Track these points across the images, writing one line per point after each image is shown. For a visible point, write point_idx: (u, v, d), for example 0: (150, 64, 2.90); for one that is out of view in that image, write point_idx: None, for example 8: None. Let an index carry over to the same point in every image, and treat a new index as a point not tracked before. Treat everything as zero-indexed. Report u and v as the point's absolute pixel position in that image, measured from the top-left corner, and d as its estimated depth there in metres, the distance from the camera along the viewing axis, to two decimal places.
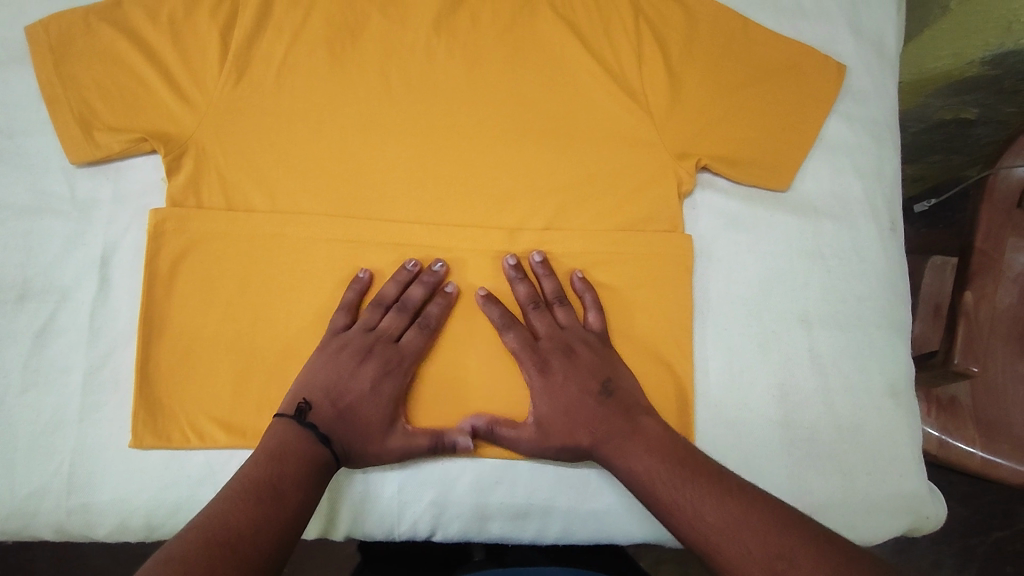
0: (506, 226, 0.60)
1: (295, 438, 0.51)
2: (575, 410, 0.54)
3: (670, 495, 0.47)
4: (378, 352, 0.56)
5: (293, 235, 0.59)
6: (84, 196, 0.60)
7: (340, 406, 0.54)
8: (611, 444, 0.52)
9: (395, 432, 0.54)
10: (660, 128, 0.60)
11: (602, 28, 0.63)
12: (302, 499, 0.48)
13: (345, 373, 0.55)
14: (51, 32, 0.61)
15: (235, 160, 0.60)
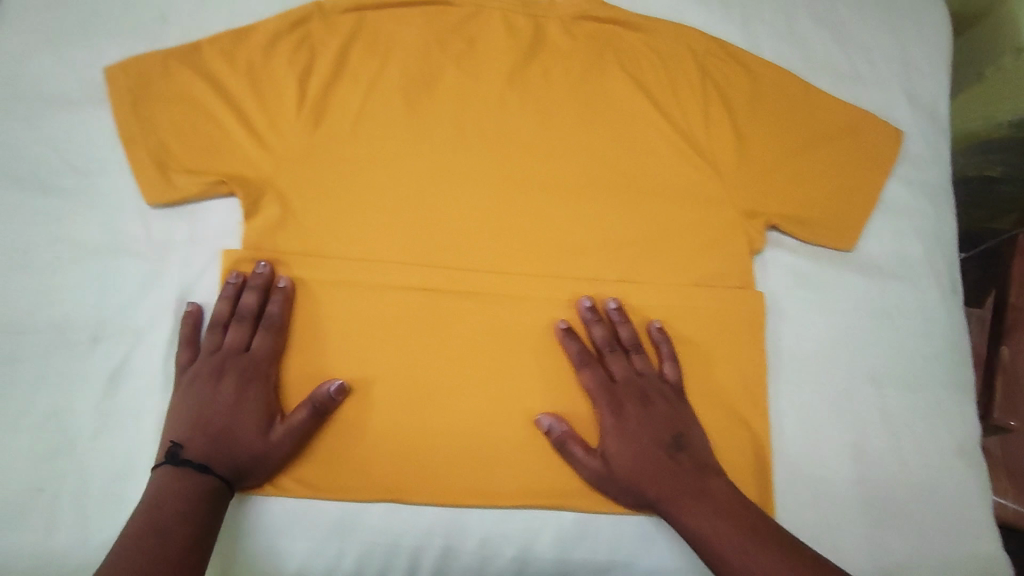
0: (581, 278, 0.61)
1: (168, 487, 0.50)
2: (643, 457, 0.54)
3: (738, 560, 0.48)
4: (231, 367, 0.56)
5: (370, 282, 0.59)
6: (159, 237, 0.60)
7: (209, 434, 0.53)
8: (677, 498, 0.52)
9: (265, 434, 0.54)
10: (729, 186, 0.62)
11: (669, 87, 0.65)
12: (189, 533, 0.48)
13: (201, 402, 0.54)
14: (132, 74, 0.62)
15: (311, 206, 0.60)
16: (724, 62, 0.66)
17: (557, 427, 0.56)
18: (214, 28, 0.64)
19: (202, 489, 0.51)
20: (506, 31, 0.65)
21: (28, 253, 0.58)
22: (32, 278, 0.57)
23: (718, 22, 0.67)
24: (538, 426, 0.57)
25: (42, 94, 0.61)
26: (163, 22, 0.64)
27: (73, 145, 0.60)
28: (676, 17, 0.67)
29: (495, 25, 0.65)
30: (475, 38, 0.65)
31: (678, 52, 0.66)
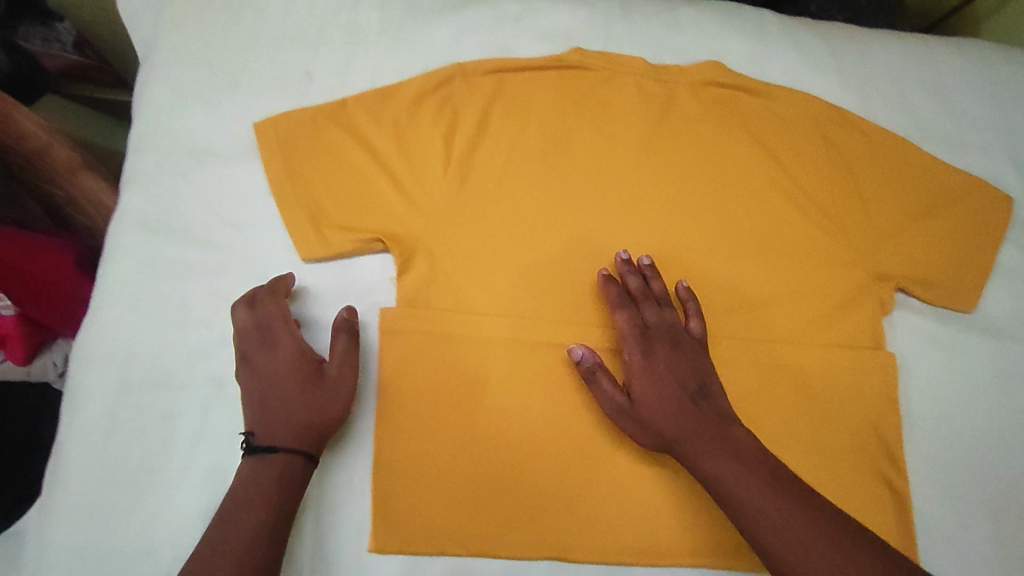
0: (723, 334, 0.63)
1: (246, 477, 0.52)
2: (671, 405, 0.56)
3: (754, 506, 0.50)
4: (255, 346, 0.57)
5: (520, 338, 0.61)
6: (313, 292, 0.62)
7: (268, 413, 0.54)
8: (699, 446, 0.54)
9: (313, 385, 0.55)
10: (857, 249, 0.65)
11: (795, 151, 0.68)
12: (260, 528, 0.49)
13: (256, 381, 0.55)
14: (282, 131, 0.63)
15: (459, 263, 0.62)
16: (846, 128, 0.68)
17: (591, 362, 0.58)
18: (358, 85, 0.66)
19: (273, 479, 0.51)
20: (639, 95, 0.67)
21: (189, 306, 0.61)
22: (193, 332, 0.60)
23: (836, 91, 0.70)
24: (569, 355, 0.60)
25: (198, 150, 0.64)
26: (309, 78, 0.65)
27: (229, 202, 0.63)
28: (797, 85, 0.69)
29: (629, 88, 0.67)
30: (609, 101, 0.67)
31: (802, 118, 0.68)
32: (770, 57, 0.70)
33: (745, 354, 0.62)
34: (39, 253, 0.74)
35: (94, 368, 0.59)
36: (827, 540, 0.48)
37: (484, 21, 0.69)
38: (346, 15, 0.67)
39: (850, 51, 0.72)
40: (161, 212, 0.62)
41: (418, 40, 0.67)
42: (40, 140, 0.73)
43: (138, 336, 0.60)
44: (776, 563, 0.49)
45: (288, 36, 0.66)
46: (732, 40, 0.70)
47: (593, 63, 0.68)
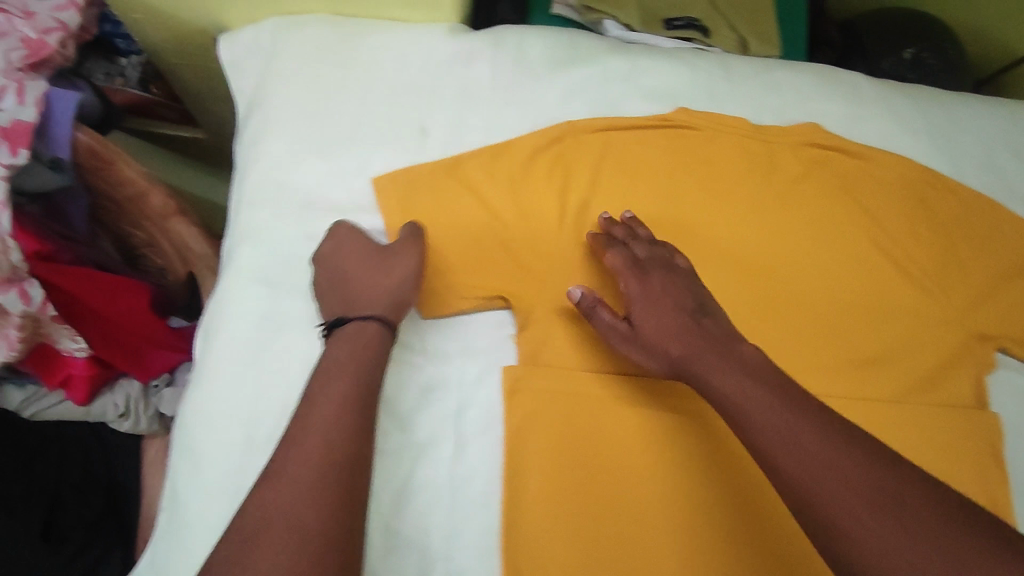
0: (839, 393, 0.64)
1: (333, 350, 0.55)
2: (670, 324, 0.57)
3: (761, 414, 0.49)
4: (335, 253, 0.60)
5: (643, 396, 0.61)
6: (435, 349, 0.62)
7: (341, 300, 0.58)
8: (696, 360, 0.54)
9: (378, 258, 0.59)
10: (954, 309, 0.68)
11: (892, 211, 0.70)
12: (332, 414, 0.50)
13: (330, 268, 0.60)
14: (400, 186, 0.64)
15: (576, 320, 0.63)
16: (938, 189, 0.71)
17: (586, 296, 0.60)
18: (473, 142, 0.67)
19: (352, 357, 0.54)
20: (742, 155, 0.70)
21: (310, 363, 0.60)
22: None
23: (926, 153, 0.73)
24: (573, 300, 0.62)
25: (316, 203, 0.64)
26: (424, 134, 0.66)
27: None
28: (893, 147, 0.72)
29: (733, 149, 0.70)
30: (715, 160, 0.69)
31: (897, 180, 0.71)
32: (864, 118, 0.73)
33: (863, 413, 0.63)
34: (120, 295, 0.80)
35: (214, 427, 0.58)
36: (842, 450, 0.46)
37: (592, 78, 0.70)
38: (459, 71, 0.68)
39: (937, 113, 0.75)
40: (279, 266, 0.62)
41: (530, 96, 0.68)
42: (139, 188, 0.70)
43: (258, 394, 0.58)
44: (786, 483, 0.46)
45: (403, 91, 0.67)
46: (827, 102, 0.73)
47: (699, 123, 0.69)
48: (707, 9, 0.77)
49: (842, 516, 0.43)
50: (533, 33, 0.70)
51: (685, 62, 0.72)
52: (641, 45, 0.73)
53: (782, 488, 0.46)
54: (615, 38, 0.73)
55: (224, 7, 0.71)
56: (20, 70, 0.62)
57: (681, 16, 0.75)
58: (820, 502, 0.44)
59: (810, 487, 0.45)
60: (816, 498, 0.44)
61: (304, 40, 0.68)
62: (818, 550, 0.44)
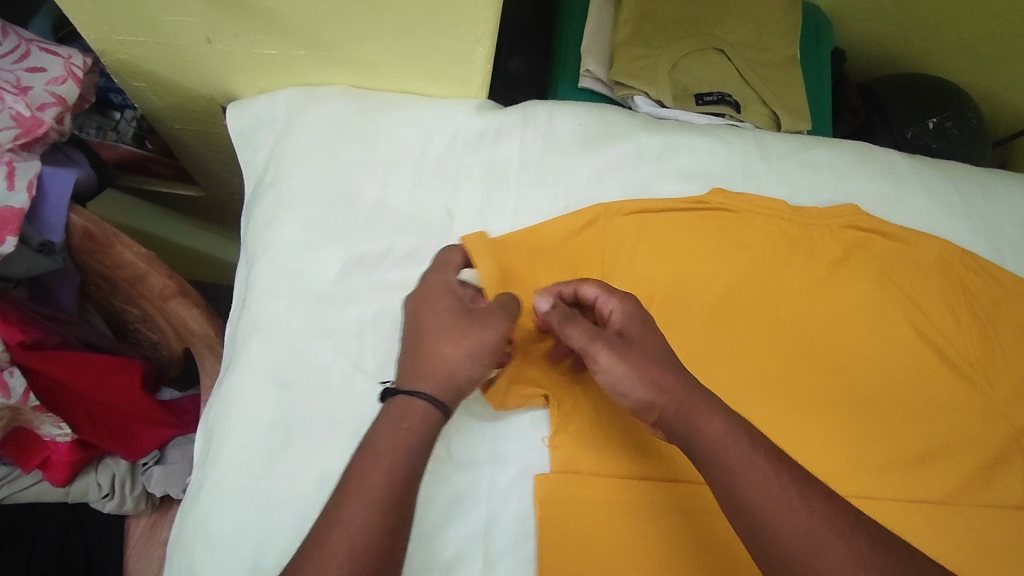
0: (890, 496, 0.60)
1: (382, 422, 0.46)
2: (656, 349, 0.52)
3: (743, 465, 0.45)
4: (421, 305, 0.53)
5: (688, 509, 0.56)
6: (462, 456, 0.56)
7: (405, 361, 0.50)
8: (683, 408, 0.48)
9: (460, 322, 0.51)
10: (1001, 401, 0.65)
11: (932, 296, 0.67)
12: (370, 515, 0.42)
13: (409, 325, 0.52)
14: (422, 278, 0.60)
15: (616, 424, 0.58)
16: (977, 273, 0.69)
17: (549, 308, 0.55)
18: (502, 225, 0.63)
19: (402, 444, 0.45)
20: (779, 237, 0.67)
21: (325, 475, 0.54)
22: None
23: (966, 235, 0.70)
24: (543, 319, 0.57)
25: (334, 293, 0.59)
26: (450, 217, 0.62)
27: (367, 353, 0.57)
28: (932, 228, 0.70)
29: (771, 232, 0.67)
30: (752, 243, 0.66)
31: (936, 264, 0.68)
32: (902, 197, 0.71)
33: (910, 521, 0.59)
34: (110, 378, 0.72)
35: (218, 551, 0.51)
36: (835, 536, 0.43)
37: (625, 156, 0.67)
38: (485, 150, 0.64)
39: (975, 192, 0.73)
40: (292, 364, 0.56)
41: (561, 176, 0.65)
42: (135, 270, 0.64)
43: (268, 509, 0.52)
44: (762, 538, 0.43)
45: (428, 171, 0.63)
46: (864, 181, 0.71)
47: (735, 205, 0.66)
48: (739, 83, 0.75)
49: None
50: (564, 108, 0.67)
51: (719, 139, 0.69)
52: (674, 121, 0.70)
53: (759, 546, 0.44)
54: (647, 114, 0.70)
55: (234, 77, 0.67)
56: (11, 150, 0.58)
57: (713, 91, 0.73)
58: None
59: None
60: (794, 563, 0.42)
61: (322, 113, 0.64)
62: None
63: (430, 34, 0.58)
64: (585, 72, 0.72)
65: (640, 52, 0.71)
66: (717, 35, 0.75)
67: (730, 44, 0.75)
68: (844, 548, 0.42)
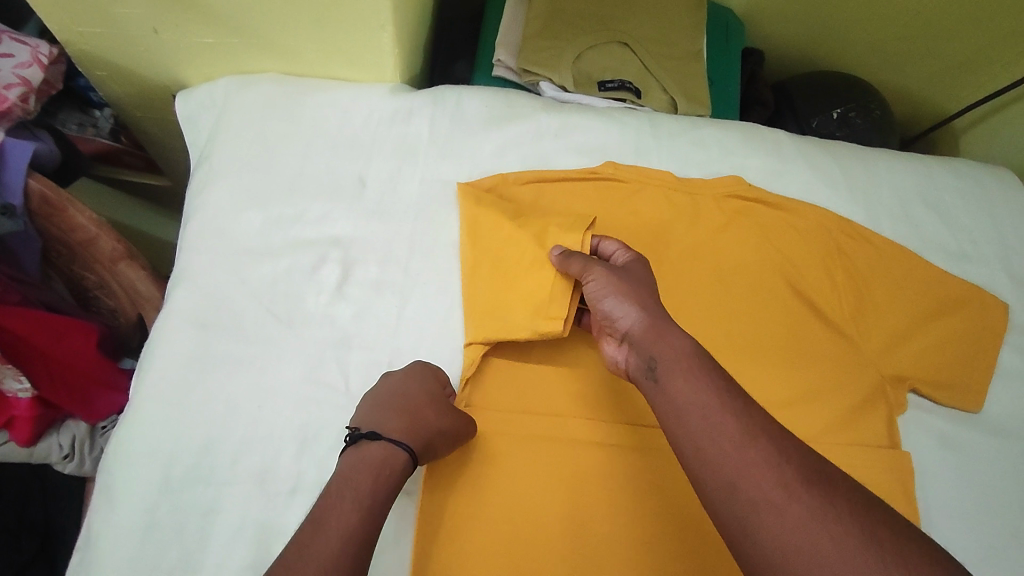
0: None
1: (350, 468, 0.53)
2: (647, 283, 0.60)
3: (697, 394, 0.50)
4: (406, 371, 0.61)
5: (567, 438, 0.63)
6: (359, 390, 0.62)
7: (381, 411, 0.58)
8: (655, 322, 0.55)
9: (441, 400, 0.59)
10: (878, 351, 0.70)
11: (809, 261, 0.73)
12: (342, 539, 0.48)
13: (388, 389, 0.59)
14: (332, 236, 0.67)
15: (517, 372, 0.65)
16: (854, 238, 0.75)
17: (566, 249, 0.64)
18: (411, 193, 0.70)
19: (370, 488, 0.52)
20: (668, 207, 0.73)
21: (235, 404, 0.60)
22: (239, 426, 0.60)
23: (843, 206, 0.77)
24: (549, 259, 0.64)
25: (255, 247, 0.66)
26: (362, 185, 0.70)
27: (281, 298, 0.64)
28: (811, 199, 0.76)
29: (661, 203, 0.73)
30: (641, 213, 0.73)
31: (816, 231, 0.74)
32: (784, 171, 0.77)
33: None
34: (67, 337, 0.78)
35: (134, 464, 0.58)
36: (750, 438, 0.46)
37: (525, 133, 0.74)
38: (398, 127, 0.72)
39: (857, 167, 0.79)
40: (213, 309, 0.63)
41: (467, 151, 0.72)
42: (88, 232, 0.74)
43: (179, 431, 0.59)
44: (702, 458, 0.47)
45: (345, 145, 0.71)
46: (749, 157, 0.77)
47: (626, 176, 0.73)
48: (640, 72, 0.82)
49: (759, 495, 0.44)
50: (472, 92, 0.74)
51: (615, 120, 0.76)
52: (574, 104, 0.77)
53: (700, 467, 0.47)
54: (551, 98, 0.78)
55: (179, 66, 0.76)
56: None
57: (614, 78, 0.81)
58: (737, 494, 0.44)
59: (723, 471, 0.46)
60: (734, 480, 0.45)
61: (254, 96, 0.72)
62: (718, 526, 0.46)
63: (343, 22, 0.66)
64: (497, 62, 0.80)
65: (546, 44, 0.80)
66: (621, 30, 0.83)
67: (634, 38, 0.83)
68: (750, 450, 0.46)
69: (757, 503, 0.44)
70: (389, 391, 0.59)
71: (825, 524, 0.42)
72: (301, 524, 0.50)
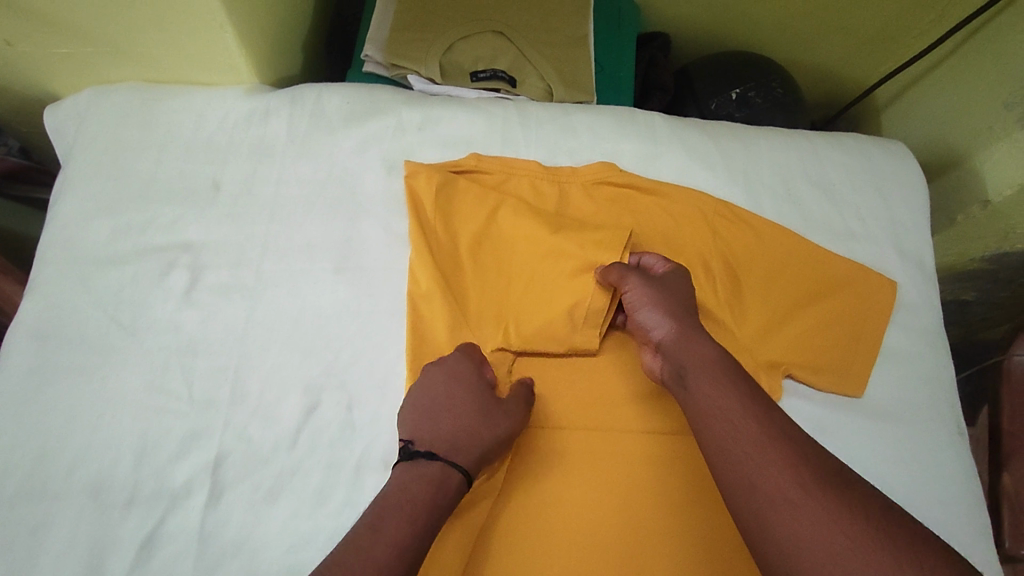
0: (633, 428, 0.63)
1: (402, 481, 0.53)
2: (683, 296, 0.61)
3: (717, 397, 0.52)
4: (444, 363, 0.59)
5: (577, 406, 0.63)
6: (202, 396, 0.60)
7: (434, 425, 0.56)
8: (687, 332, 0.57)
9: (486, 403, 0.58)
10: (755, 337, 0.67)
11: (681, 246, 0.71)
12: (396, 545, 0.48)
13: (428, 387, 0.58)
14: (183, 241, 0.66)
15: (535, 371, 0.65)
16: (731, 220, 0.72)
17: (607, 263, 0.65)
18: (265, 194, 0.69)
19: (426, 499, 0.51)
20: (533, 196, 0.72)
21: (76, 415, 0.59)
22: (78, 437, 0.58)
23: (721, 187, 0.75)
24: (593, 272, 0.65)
25: (102, 256, 0.65)
26: (216, 188, 0.69)
27: (125, 305, 0.63)
28: (688, 183, 0.75)
29: (526, 194, 0.72)
30: (509, 198, 0.70)
31: (690, 213, 0.72)
32: (660, 155, 0.76)
33: (656, 451, 0.62)
34: None
35: None
36: (768, 437, 0.48)
37: (386, 129, 0.73)
38: (255, 129, 0.71)
39: (736, 149, 0.77)
40: (56, 320, 0.63)
41: (324, 150, 0.71)
42: None
43: (16, 447, 0.58)
44: (722, 454, 0.49)
45: (199, 149, 0.70)
46: (621, 142, 0.76)
47: (489, 167, 0.72)
48: (515, 60, 0.80)
49: (773, 488, 0.46)
50: (333, 89, 0.74)
51: (481, 110, 0.75)
52: (441, 97, 0.76)
53: (721, 465, 0.49)
54: (417, 91, 0.77)
55: (41, 81, 0.75)
56: None
57: (487, 68, 0.79)
58: (755, 492, 0.46)
59: (746, 466, 0.48)
60: (751, 477, 0.47)
61: (110, 104, 0.72)
62: (737, 522, 0.47)
63: (185, 26, 0.65)
64: (365, 58, 0.79)
65: (414, 36, 0.78)
66: (495, 19, 0.81)
67: (509, 26, 0.81)
68: (772, 450, 0.48)
69: (772, 497, 0.45)
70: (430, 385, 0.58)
71: (838, 520, 0.43)
72: (356, 522, 0.50)
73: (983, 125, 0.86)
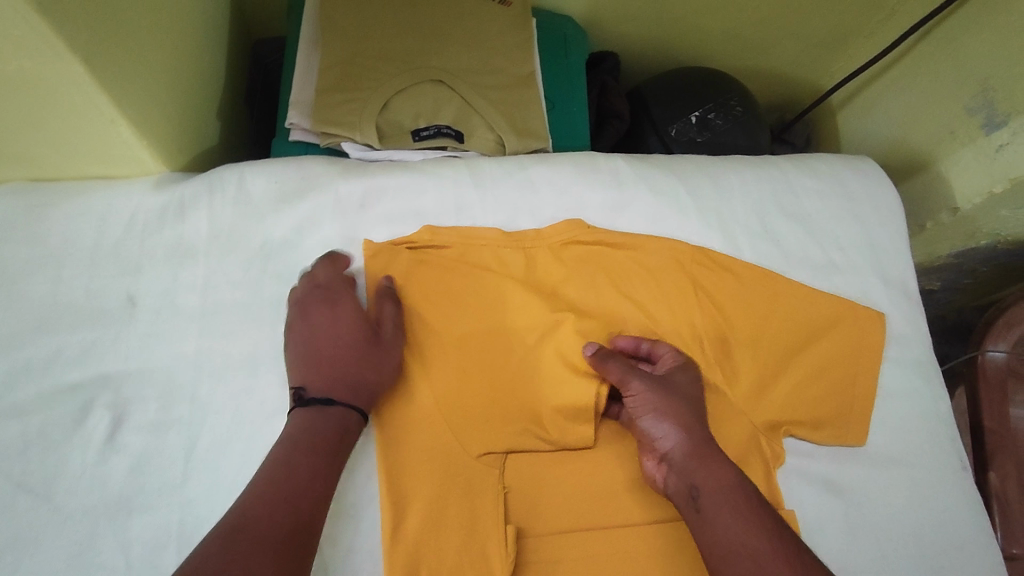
0: (639, 521, 0.58)
1: (299, 422, 0.52)
2: (690, 398, 0.58)
3: (745, 531, 0.50)
4: (314, 298, 0.58)
5: (576, 507, 0.58)
6: (143, 563, 0.51)
7: (324, 368, 0.55)
8: (699, 446, 0.54)
9: (364, 333, 0.56)
10: (752, 397, 0.63)
11: (665, 303, 0.65)
12: (304, 479, 0.49)
13: (298, 324, 0.57)
14: (100, 375, 0.57)
15: (527, 472, 0.58)
16: (711, 268, 0.68)
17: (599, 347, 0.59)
18: (191, 304, 0.60)
19: (331, 442, 0.51)
20: (497, 265, 0.64)
21: None
22: None
23: (696, 232, 0.70)
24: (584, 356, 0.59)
25: None
26: (131, 305, 0.60)
27: (35, 465, 0.53)
28: (660, 231, 0.69)
29: (488, 265, 0.64)
30: (473, 273, 0.63)
31: (666, 265, 0.67)
32: (628, 202, 0.70)
33: (664, 548, 0.57)
34: None
35: None
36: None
37: (323, 208, 0.64)
38: (170, 229, 0.62)
39: (704, 187, 0.73)
40: None
41: (253, 242, 0.62)
42: None
43: None
44: None
45: (106, 261, 0.61)
46: (586, 193, 0.70)
47: (444, 240, 0.64)
48: (460, 111, 0.73)
49: None
50: (256, 169, 0.65)
51: (428, 174, 0.68)
52: (382, 163, 0.69)
53: None
54: (354, 160, 0.69)
55: None
56: None
57: (429, 125, 0.72)
58: None
59: None
60: None
61: None
62: None
63: (69, 124, 0.56)
64: (291, 125, 0.70)
65: (345, 97, 0.70)
66: (433, 65, 0.73)
67: (449, 72, 0.73)
68: None
69: None
70: (301, 318, 0.57)
71: None
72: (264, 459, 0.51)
73: (945, 128, 0.83)
